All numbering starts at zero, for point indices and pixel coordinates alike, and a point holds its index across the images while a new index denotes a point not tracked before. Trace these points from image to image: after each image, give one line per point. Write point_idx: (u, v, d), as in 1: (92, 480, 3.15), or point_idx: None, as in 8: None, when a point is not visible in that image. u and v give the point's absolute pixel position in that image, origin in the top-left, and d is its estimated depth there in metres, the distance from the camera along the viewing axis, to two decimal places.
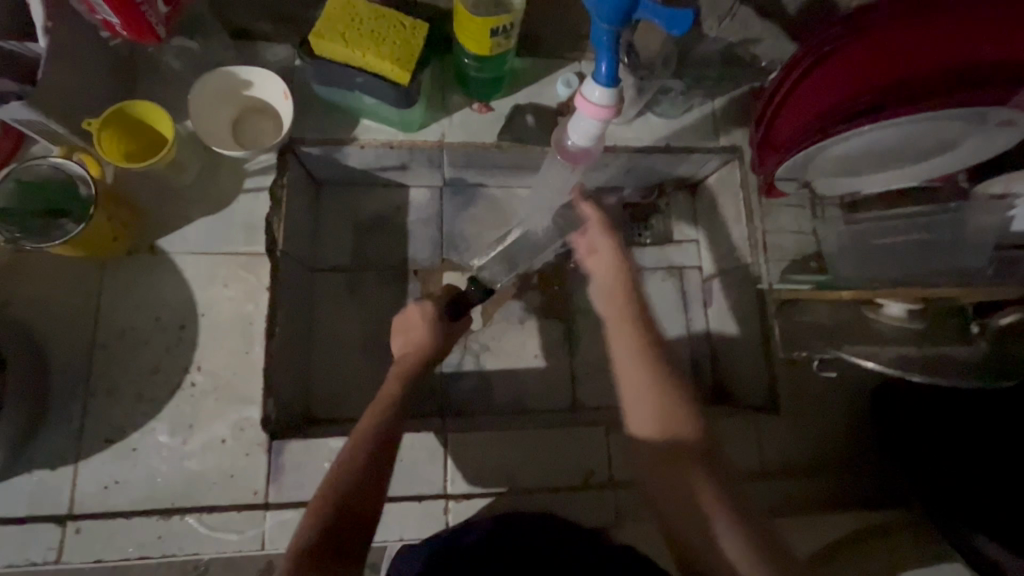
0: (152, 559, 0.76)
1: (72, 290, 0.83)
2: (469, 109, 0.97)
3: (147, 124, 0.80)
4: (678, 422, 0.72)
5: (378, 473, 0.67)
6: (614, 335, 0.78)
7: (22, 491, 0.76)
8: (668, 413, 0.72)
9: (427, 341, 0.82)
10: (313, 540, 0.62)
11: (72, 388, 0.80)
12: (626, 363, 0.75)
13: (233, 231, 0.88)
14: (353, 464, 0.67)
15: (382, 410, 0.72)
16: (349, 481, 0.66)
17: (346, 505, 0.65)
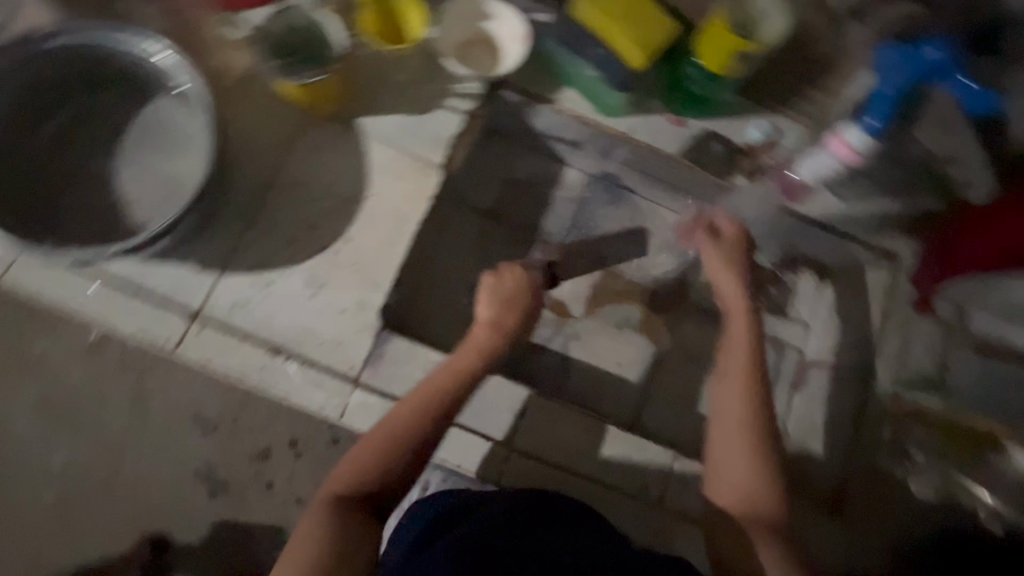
0: (250, 382, 0.83)
1: (270, 129, 0.90)
2: (663, 118, 1.01)
3: (399, 24, 0.87)
4: (763, 483, 0.73)
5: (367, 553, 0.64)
6: (727, 377, 0.81)
7: (167, 278, 0.83)
8: (759, 469, 0.74)
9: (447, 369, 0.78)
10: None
11: (240, 210, 0.87)
12: (741, 408, 0.77)
13: (421, 136, 0.94)
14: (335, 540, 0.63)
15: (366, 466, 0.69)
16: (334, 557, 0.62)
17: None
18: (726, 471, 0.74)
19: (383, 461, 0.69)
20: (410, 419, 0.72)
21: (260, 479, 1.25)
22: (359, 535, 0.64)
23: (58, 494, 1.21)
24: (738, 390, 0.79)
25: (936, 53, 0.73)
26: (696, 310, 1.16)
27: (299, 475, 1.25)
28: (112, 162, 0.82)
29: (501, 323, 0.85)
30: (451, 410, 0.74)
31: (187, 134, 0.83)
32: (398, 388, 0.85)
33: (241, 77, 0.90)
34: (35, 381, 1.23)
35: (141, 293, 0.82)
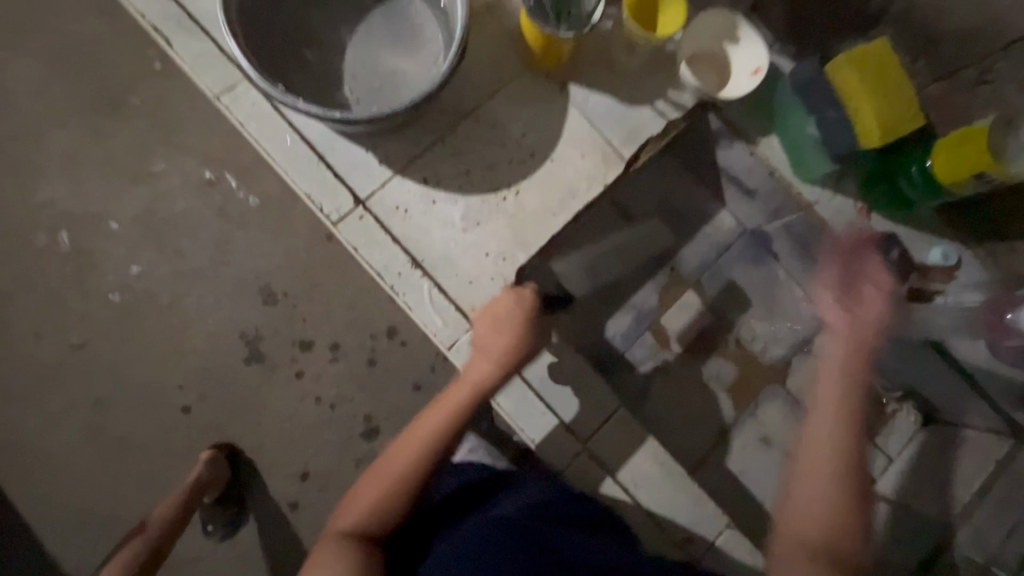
0: (381, 282, 0.86)
1: (491, 63, 0.91)
2: (851, 204, 0.98)
3: (657, 18, 0.87)
4: (834, 533, 0.70)
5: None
6: (818, 415, 0.79)
7: (351, 158, 0.86)
8: (831, 519, 0.71)
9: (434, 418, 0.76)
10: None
11: (436, 124, 0.89)
12: (825, 445, 0.75)
13: (621, 124, 0.94)
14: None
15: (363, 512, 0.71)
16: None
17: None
18: (798, 530, 0.71)
19: (376, 501, 0.71)
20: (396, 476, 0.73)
21: (295, 366, 1.32)
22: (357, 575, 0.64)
23: (126, 299, 1.30)
24: (830, 429, 0.77)
25: None
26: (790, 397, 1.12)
27: (329, 378, 1.32)
28: (345, 34, 0.86)
29: (492, 350, 0.79)
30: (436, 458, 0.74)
31: (423, 39, 0.86)
32: None
33: (485, 5, 0.92)
34: (151, 195, 1.31)
35: (323, 161, 0.85)
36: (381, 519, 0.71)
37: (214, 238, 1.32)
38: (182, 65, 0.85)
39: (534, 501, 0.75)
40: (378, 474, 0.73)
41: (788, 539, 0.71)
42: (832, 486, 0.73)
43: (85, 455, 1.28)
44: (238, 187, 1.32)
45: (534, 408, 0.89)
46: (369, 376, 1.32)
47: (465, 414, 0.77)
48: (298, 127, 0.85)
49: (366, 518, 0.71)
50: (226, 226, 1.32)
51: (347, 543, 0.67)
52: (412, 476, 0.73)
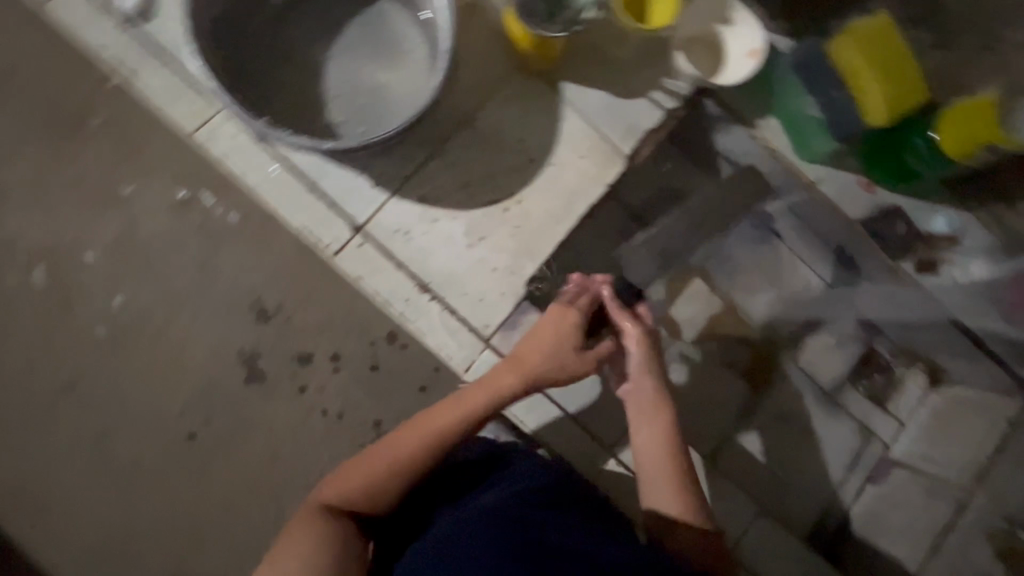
0: (389, 309, 0.83)
1: (478, 67, 0.87)
2: (855, 179, 0.96)
3: (648, 6, 0.83)
4: (679, 457, 0.69)
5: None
6: (620, 347, 0.77)
7: (343, 184, 0.82)
8: (672, 442, 0.71)
9: (456, 416, 0.69)
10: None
11: (427, 139, 0.85)
12: (641, 383, 0.74)
13: (618, 119, 0.90)
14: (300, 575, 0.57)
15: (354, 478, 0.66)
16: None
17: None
18: (656, 470, 0.68)
19: (371, 475, 0.65)
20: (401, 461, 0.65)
21: (297, 380, 1.23)
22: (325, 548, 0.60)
23: (108, 328, 1.21)
24: (644, 368, 0.75)
25: None
26: (800, 372, 1.13)
27: (333, 390, 1.24)
28: (321, 50, 0.80)
29: (525, 361, 0.72)
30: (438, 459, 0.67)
31: (405, 48, 0.81)
32: None
33: (467, 6, 0.87)
34: (123, 219, 1.23)
35: (313, 190, 0.81)
36: (368, 497, 0.65)
37: (197, 260, 1.23)
38: (149, 97, 0.79)
39: (526, 486, 0.65)
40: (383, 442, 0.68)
41: (648, 480, 0.68)
42: (667, 413, 0.72)
43: (78, 502, 1.20)
44: (214, 204, 1.24)
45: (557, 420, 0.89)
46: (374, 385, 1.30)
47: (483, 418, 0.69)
48: (285, 157, 0.80)
49: (354, 495, 0.65)
50: (206, 248, 1.23)
51: (326, 526, 0.62)
52: (407, 474, 0.66)
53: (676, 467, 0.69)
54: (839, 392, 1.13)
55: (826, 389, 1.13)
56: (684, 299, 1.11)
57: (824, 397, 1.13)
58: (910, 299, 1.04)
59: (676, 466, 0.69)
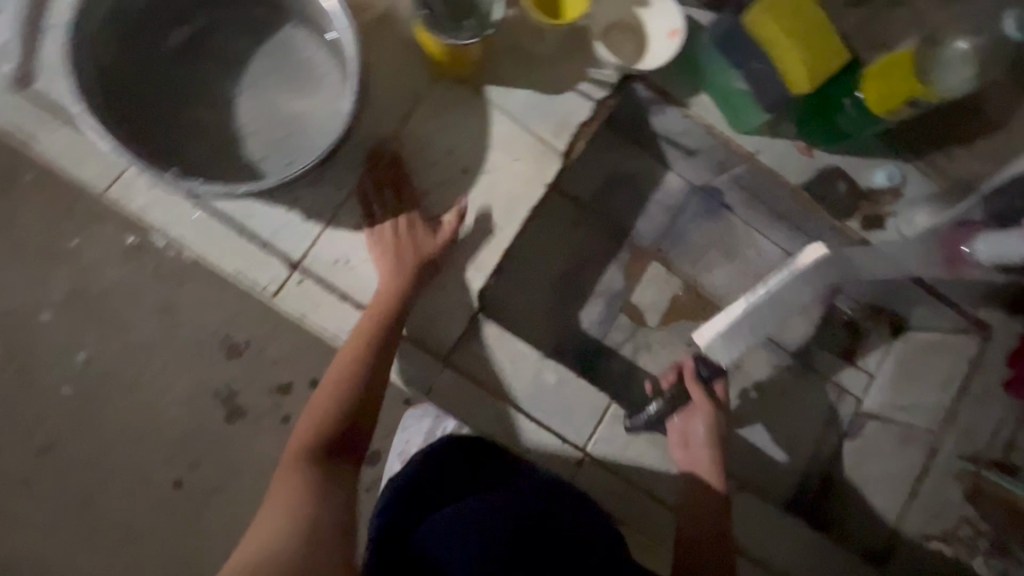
0: (341, 343, 0.82)
1: (398, 81, 0.84)
2: (793, 145, 0.95)
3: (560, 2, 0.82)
4: (718, 527, 0.81)
5: (322, 530, 0.58)
6: (685, 422, 0.89)
7: (273, 221, 0.80)
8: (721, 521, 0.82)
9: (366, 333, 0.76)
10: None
11: (355, 164, 0.83)
12: (702, 467, 0.86)
13: (548, 117, 0.88)
14: (280, 529, 0.57)
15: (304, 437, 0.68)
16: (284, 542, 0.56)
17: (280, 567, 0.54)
18: (703, 544, 0.80)
19: (321, 418, 0.69)
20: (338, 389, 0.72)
21: (279, 410, 1.17)
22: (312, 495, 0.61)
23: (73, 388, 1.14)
24: (713, 454, 0.86)
25: None
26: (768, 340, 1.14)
27: None
28: (230, 85, 0.77)
29: (394, 262, 0.79)
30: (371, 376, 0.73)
31: (315, 71, 0.78)
32: (485, 375, 0.85)
33: (378, 20, 0.83)
34: (75, 273, 1.12)
35: (242, 232, 0.79)
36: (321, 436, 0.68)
37: (161, 305, 1.14)
38: (55, 162, 0.75)
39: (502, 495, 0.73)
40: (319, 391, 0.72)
41: (694, 551, 0.79)
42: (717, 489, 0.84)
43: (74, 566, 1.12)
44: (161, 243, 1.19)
45: (526, 429, 0.85)
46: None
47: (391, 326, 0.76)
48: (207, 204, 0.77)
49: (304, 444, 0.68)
50: (166, 289, 1.14)
51: (298, 480, 0.63)
52: (344, 398, 0.71)
53: (719, 544, 0.80)
54: (806, 352, 1.15)
55: (794, 351, 1.15)
56: (645, 282, 1.11)
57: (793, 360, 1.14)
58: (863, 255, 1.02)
59: (723, 546, 0.79)
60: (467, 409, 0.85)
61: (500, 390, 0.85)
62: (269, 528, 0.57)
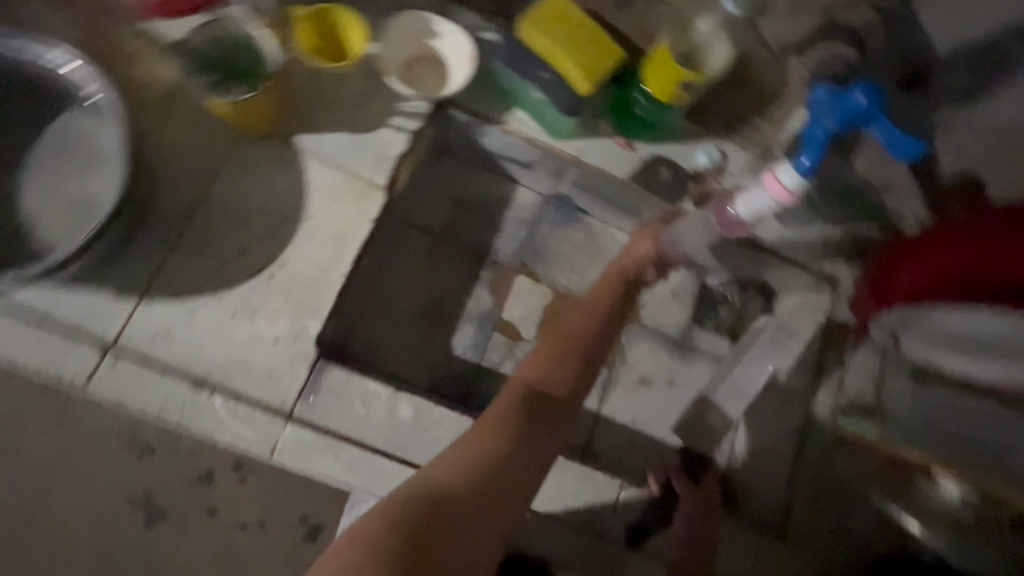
0: (168, 419, 0.77)
1: (199, 145, 0.84)
2: (612, 141, 1.00)
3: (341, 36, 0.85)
4: None
5: (501, 490, 0.73)
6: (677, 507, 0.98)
7: (80, 307, 0.77)
8: None
9: (593, 337, 0.90)
10: (388, 510, 0.67)
11: (165, 234, 0.82)
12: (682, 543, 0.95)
13: (364, 154, 0.90)
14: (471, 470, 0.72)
15: (537, 373, 0.84)
16: (464, 488, 0.71)
17: (453, 502, 0.69)
18: None
19: (549, 371, 0.85)
20: (556, 360, 0.86)
21: (203, 503, 1.11)
22: (526, 439, 0.78)
23: None
24: (706, 529, 0.97)
25: (863, 98, 0.69)
26: (648, 330, 1.14)
27: (245, 501, 1.12)
28: (15, 180, 0.76)
29: (602, 303, 0.94)
30: (576, 373, 0.86)
31: (101, 148, 0.77)
32: (337, 422, 0.81)
33: (168, 91, 0.84)
34: None
35: (46, 325, 0.76)
36: (551, 376, 0.84)
37: None
38: None
39: None
40: (529, 363, 0.86)
41: None
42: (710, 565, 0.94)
43: None
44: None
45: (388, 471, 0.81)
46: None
47: (599, 332, 0.91)
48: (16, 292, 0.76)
49: (551, 373, 0.85)
50: None
51: (518, 409, 0.80)
52: (573, 365, 0.86)
53: None
54: (688, 336, 1.15)
55: (675, 337, 1.14)
56: (514, 298, 1.11)
57: (676, 346, 1.14)
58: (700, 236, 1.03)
59: None
60: (320, 467, 0.79)
61: (354, 437, 0.81)
62: (459, 464, 0.73)
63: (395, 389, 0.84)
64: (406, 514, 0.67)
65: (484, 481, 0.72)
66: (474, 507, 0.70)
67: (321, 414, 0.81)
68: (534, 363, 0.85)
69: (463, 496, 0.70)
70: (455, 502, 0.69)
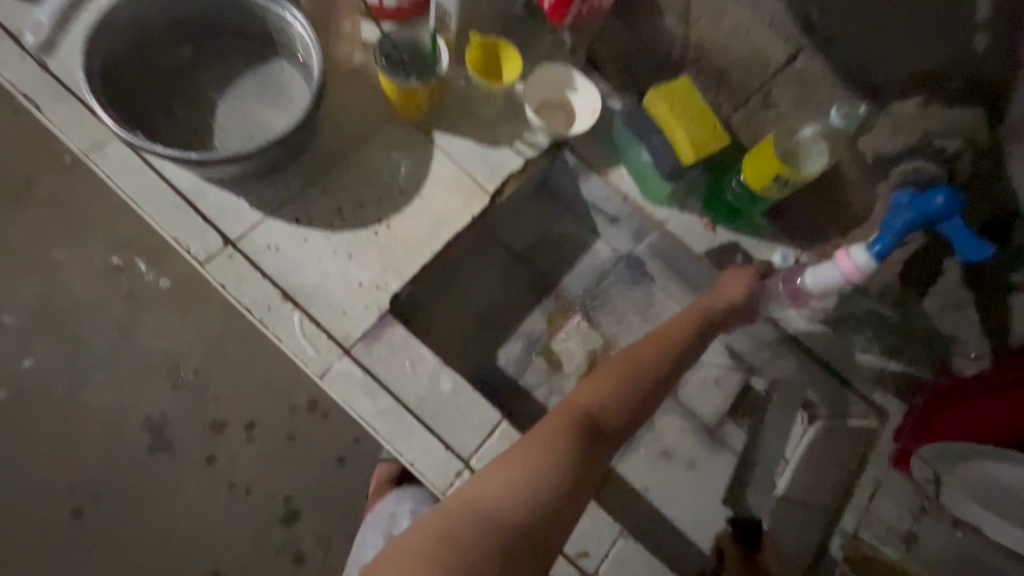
0: (253, 316, 0.88)
1: (358, 115, 1.01)
2: (697, 219, 1.08)
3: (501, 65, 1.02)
4: None
5: (555, 529, 0.65)
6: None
7: (222, 203, 0.92)
8: None
9: (653, 373, 0.83)
10: (439, 545, 0.60)
11: (306, 172, 0.96)
12: None
13: (484, 162, 1.03)
14: (521, 501, 0.64)
15: (589, 402, 0.77)
16: (519, 523, 0.63)
17: (507, 541, 0.62)
18: None
19: (601, 399, 0.78)
20: (612, 390, 0.79)
21: (205, 450, 1.31)
22: (582, 473, 0.69)
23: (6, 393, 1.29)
24: None
25: (943, 202, 0.75)
26: (681, 407, 1.15)
27: (244, 462, 1.32)
28: (216, 99, 0.95)
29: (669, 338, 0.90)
30: (630, 408, 0.79)
31: (290, 93, 0.95)
32: (385, 372, 0.88)
33: (352, 71, 1.03)
34: (47, 283, 1.34)
35: (193, 207, 0.90)
36: (604, 404, 0.77)
37: (119, 324, 1.34)
38: (50, 126, 0.91)
39: None
40: (583, 389, 0.79)
41: None
42: None
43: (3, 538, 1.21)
44: (146, 269, 1.37)
45: (411, 431, 0.86)
46: (292, 453, 1.33)
47: (660, 372, 0.84)
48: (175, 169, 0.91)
49: (603, 400, 0.78)
50: (131, 309, 1.35)
51: (571, 437, 0.71)
52: (626, 398, 0.79)
53: None
54: (720, 427, 1.15)
55: (707, 423, 1.15)
56: (567, 332, 1.17)
57: (705, 432, 1.14)
58: (751, 330, 1.09)
59: None
60: (356, 402, 0.86)
61: (393, 389, 0.87)
62: (512, 493, 0.65)
63: (441, 362, 0.89)
64: (462, 547, 0.60)
65: (539, 512, 0.65)
66: (531, 541, 0.63)
67: (374, 358, 0.88)
68: (585, 390, 0.79)
69: (518, 531, 0.63)
70: (514, 537, 0.62)
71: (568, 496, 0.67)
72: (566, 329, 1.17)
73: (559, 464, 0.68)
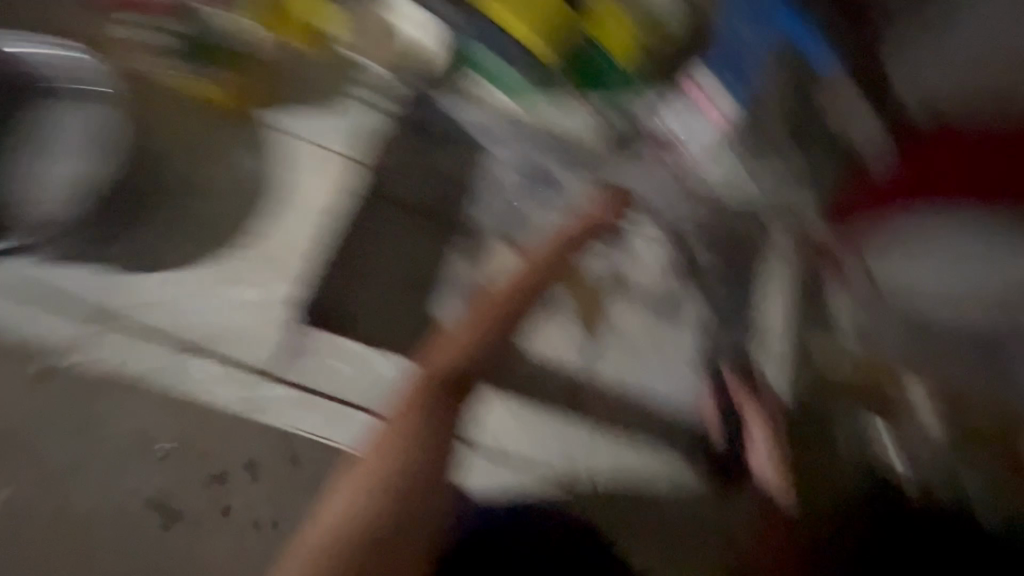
0: (161, 376, 0.90)
1: (190, 135, 1.00)
2: (576, 102, 1.03)
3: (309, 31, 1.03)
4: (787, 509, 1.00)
5: (410, 508, 0.75)
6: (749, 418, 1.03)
7: (89, 277, 0.91)
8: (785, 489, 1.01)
9: (492, 311, 0.95)
10: (320, 558, 0.69)
11: (161, 210, 0.96)
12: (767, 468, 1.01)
13: (335, 136, 1.04)
14: (374, 504, 0.73)
15: (440, 369, 0.88)
16: (377, 527, 0.72)
17: (362, 548, 0.70)
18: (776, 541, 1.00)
19: (450, 359, 0.89)
20: (449, 361, 0.89)
21: (215, 505, 0.87)
22: (433, 439, 0.81)
23: None
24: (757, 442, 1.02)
25: (786, 19, 0.91)
26: (633, 300, 1.06)
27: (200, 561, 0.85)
28: (32, 172, 0.93)
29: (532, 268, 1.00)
30: (464, 366, 0.89)
31: (101, 133, 0.95)
32: (319, 380, 0.93)
33: (164, 92, 1.01)
34: None
35: (57, 289, 0.90)
36: (451, 371, 0.87)
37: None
38: None
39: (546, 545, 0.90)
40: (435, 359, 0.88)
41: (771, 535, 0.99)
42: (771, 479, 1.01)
43: None
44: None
45: (355, 419, 0.93)
46: (228, 537, 0.86)
47: (501, 314, 0.95)
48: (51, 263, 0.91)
49: (440, 367, 0.88)
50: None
51: (411, 420, 0.82)
52: (459, 359, 0.89)
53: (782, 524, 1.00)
54: (677, 304, 1.08)
55: (664, 303, 1.07)
56: (495, 261, 1.05)
57: (665, 312, 1.07)
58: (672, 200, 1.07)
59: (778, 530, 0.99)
60: (304, 416, 0.92)
61: (337, 392, 0.93)
62: (362, 503, 0.73)
63: (371, 346, 0.96)
64: (337, 560, 0.69)
65: (400, 497, 0.75)
66: (411, 516, 0.75)
67: (312, 366, 0.93)
68: (439, 357, 0.89)
69: (378, 530, 0.72)
70: (381, 540, 0.72)
71: (427, 465, 0.79)
72: (495, 257, 1.05)
73: (406, 449, 0.79)
